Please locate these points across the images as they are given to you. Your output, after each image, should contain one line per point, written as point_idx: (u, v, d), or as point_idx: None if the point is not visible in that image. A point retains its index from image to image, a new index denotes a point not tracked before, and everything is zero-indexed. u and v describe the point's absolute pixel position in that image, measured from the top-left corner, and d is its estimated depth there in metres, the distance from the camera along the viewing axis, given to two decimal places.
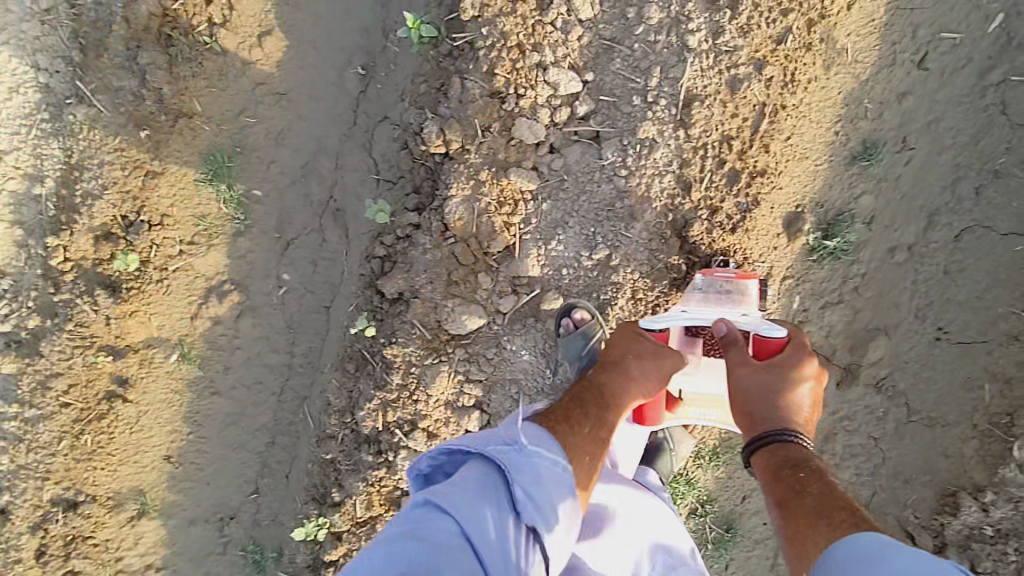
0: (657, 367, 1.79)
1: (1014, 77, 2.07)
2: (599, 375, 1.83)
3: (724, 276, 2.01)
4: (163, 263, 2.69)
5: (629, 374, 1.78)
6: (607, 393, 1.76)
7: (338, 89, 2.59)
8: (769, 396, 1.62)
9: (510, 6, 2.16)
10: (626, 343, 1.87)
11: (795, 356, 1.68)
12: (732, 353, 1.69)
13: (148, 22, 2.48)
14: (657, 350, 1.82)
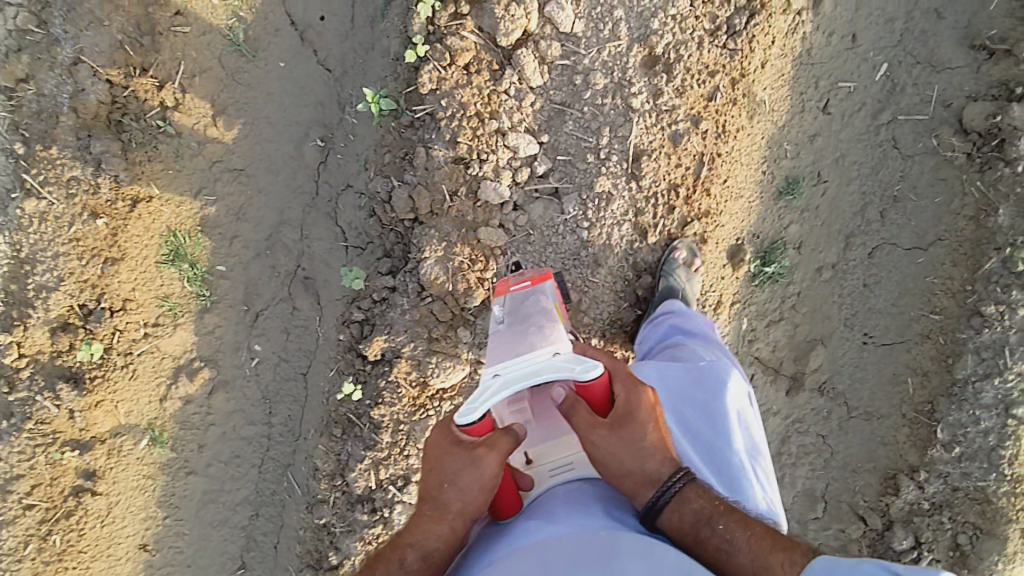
0: (474, 486, 1.44)
1: (901, 116, 2.41)
2: (409, 527, 1.53)
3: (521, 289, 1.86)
4: (128, 347, 2.62)
5: (440, 513, 1.48)
6: (411, 553, 1.49)
7: (298, 162, 2.69)
8: (635, 451, 1.50)
9: (466, 79, 2.35)
10: (435, 459, 1.49)
11: (629, 395, 1.56)
12: (578, 418, 1.49)
13: (98, 109, 2.52)
14: (470, 458, 1.44)
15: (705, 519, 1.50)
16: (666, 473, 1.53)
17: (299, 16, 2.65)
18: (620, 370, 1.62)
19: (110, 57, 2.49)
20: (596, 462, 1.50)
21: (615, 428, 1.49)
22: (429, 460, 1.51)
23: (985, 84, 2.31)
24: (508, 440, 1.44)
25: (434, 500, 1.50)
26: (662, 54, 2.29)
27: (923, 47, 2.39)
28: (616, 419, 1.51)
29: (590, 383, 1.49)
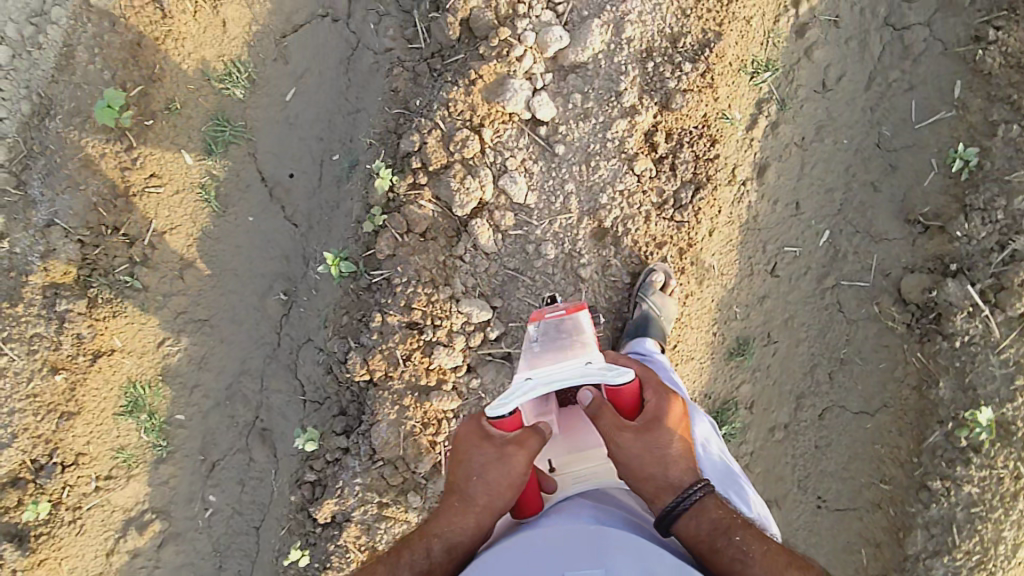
0: (503, 480, 1.58)
1: (845, 281, 2.48)
2: (435, 518, 1.66)
3: (553, 317, 1.75)
4: (78, 501, 2.59)
5: (469, 504, 1.62)
6: (439, 544, 1.62)
7: (261, 312, 2.74)
8: (658, 454, 1.61)
9: (422, 244, 2.46)
10: (466, 451, 1.64)
11: (659, 405, 1.68)
12: (605, 420, 1.63)
13: (67, 267, 2.60)
14: (500, 454, 1.59)
15: (722, 527, 1.58)
16: (685, 486, 1.62)
17: (271, 172, 2.77)
18: (653, 381, 1.75)
19: (83, 218, 2.61)
20: (621, 464, 1.61)
21: (641, 432, 1.61)
22: (458, 452, 1.66)
23: (921, 256, 2.39)
24: (538, 439, 1.60)
25: (465, 491, 1.64)
26: (610, 227, 2.40)
27: (862, 216, 2.49)
28: (642, 423, 1.64)
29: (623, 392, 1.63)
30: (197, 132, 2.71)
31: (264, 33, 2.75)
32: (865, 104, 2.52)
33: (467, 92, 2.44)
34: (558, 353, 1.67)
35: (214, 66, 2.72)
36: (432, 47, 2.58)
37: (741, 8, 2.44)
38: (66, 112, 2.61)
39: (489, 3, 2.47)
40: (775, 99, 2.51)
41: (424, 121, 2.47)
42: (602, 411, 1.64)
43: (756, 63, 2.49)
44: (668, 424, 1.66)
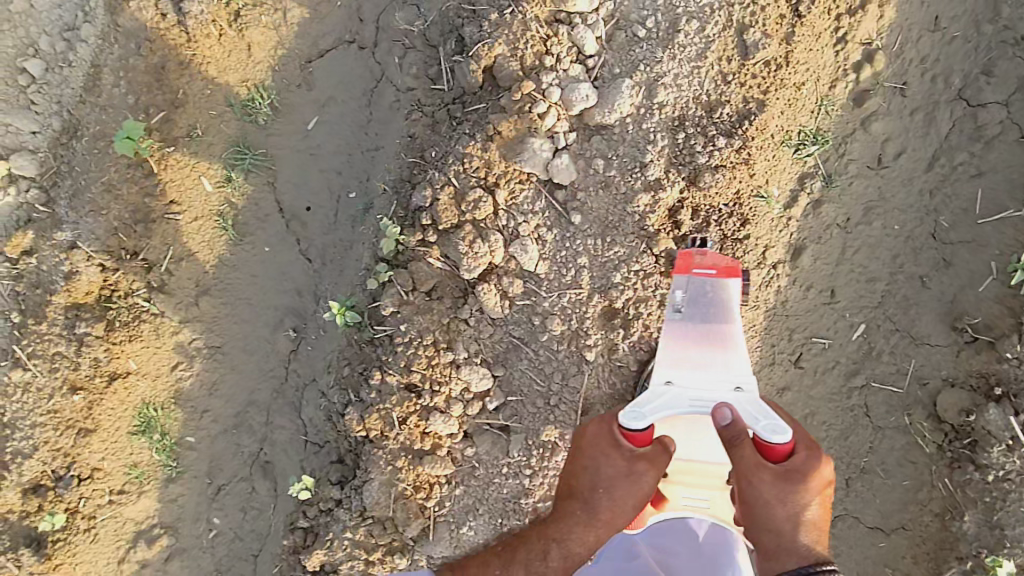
0: (626, 495, 2.02)
1: (875, 382, 2.29)
2: (562, 518, 2.14)
3: (701, 277, 2.11)
4: (92, 511, 2.73)
5: (594, 516, 2.07)
6: (557, 549, 2.15)
7: (270, 346, 2.75)
8: (785, 503, 1.85)
9: (428, 304, 2.40)
10: (596, 461, 2.04)
11: (808, 459, 1.87)
12: (741, 452, 1.85)
13: (88, 289, 2.66)
14: (632, 471, 1.99)
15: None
16: (803, 545, 1.87)
17: (289, 204, 2.70)
18: (804, 437, 1.93)
19: (104, 242, 2.64)
20: (751, 499, 1.86)
21: (779, 479, 1.84)
22: (585, 458, 2.07)
23: (964, 371, 2.18)
24: (665, 456, 2.00)
25: (590, 499, 2.07)
26: (621, 307, 2.28)
27: (905, 315, 2.26)
28: (783, 472, 1.85)
29: (773, 443, 1.86)
30: (219, 159, 2.65)
31: (290, 57, 2.62)
32: (923, 185, 2.24)
33: (484, 149, 2.31)
34: (703, 340, 2.06)
35: (238, 91, 2.62)
36: (455, 92, 2.41)
37: (793, 73, 2.18)
38: (92, 134, 2.61)
39: (515, 52, 2.27)
40: (821, 173, 2.26)
41: (437, 176, 2.36)
42: (742, 446, 1.86)
43: (803, 134, 2.24)
44: (809, 484, 1.86)
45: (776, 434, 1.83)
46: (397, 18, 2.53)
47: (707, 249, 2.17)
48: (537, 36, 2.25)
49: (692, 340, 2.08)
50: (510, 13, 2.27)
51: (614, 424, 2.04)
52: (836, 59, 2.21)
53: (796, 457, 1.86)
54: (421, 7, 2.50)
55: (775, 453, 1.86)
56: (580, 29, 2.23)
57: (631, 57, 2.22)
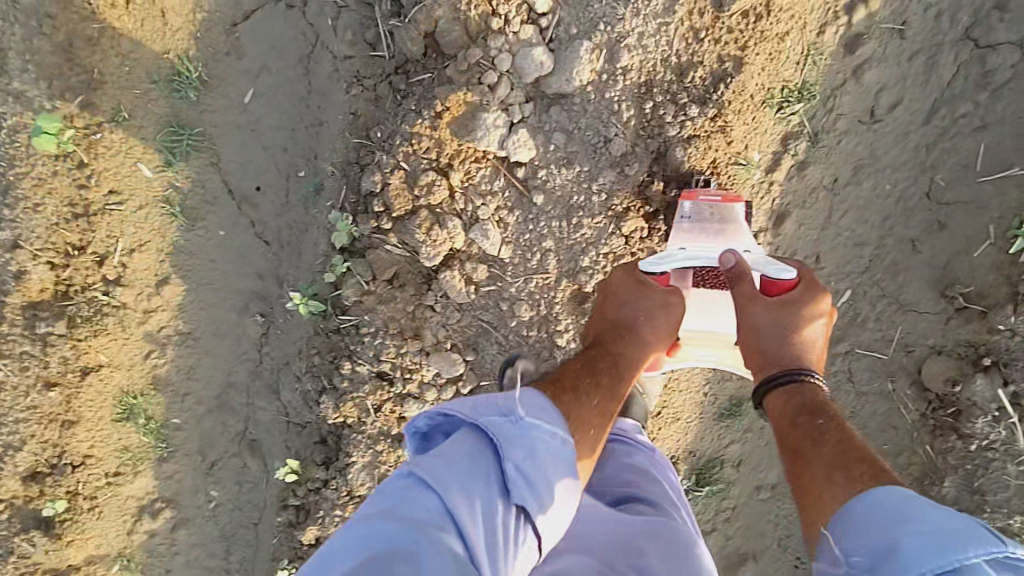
0: (666, 325, 1.75)
1: (860, 348, 2.20)
2: (607, 344, 1.75)
3: (708, 200, 1.94)
4: (92, 492, 2.75)
5: (642, 335, 1.75)
6: (623, 362, 1.71)
7: (240, 330, 2.67)
8: (783, 334, 1.65)
9: (390, 293, 2.28)
10: (624, 298, 1.80)
11: (810, 295, 1.69)
12: (742, 288, 1.69)
13: (43, 285, 2.54)
14: (666, 300, 1.76)
15: (812, 406, 1.55)
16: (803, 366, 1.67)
17: (236, 185, 2.53)
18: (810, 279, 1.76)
19: (47, 240, 2.48)
20: (746, 328, 1.68)
21: (776, 304, 1.66)
22: (614, 301, 1.83)
23: (953, 338, 2.09)
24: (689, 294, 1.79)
25: (633, 331, 1.76)
26: (592, 292, 2.17)
27: (893, 280, 2.14)
28: (781, 299, 1.68)
29: (777, 280, 1.71)
30: (153, 143, 2.44)
31: (213, 22, 2.37)
32: (920, 140, 2.06)
33: (433, 126, 2.09)
34: (712, 232, 1.89)
35: (160, 66, 2.38)
36: (397, 59, 2.18)
37: (775, 22, 1.93)
38: (9, 125, 2.36)
39: (457, 15, 2.02)
40: (807, 132, 2.05)
41: (385, 157, 2.17)
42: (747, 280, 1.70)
43: (787, 89, 2.00)
44: (810, 312, 1.67)
45: (783, 273, 1.70)
46: None
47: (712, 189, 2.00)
48: None
49: (700, 232, 1.90)
50: None
51: (636, 270, 1.85)
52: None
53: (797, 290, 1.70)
54: None
55: (777, 287, 1.70)
56: None
57: (590, 14, 1.96)
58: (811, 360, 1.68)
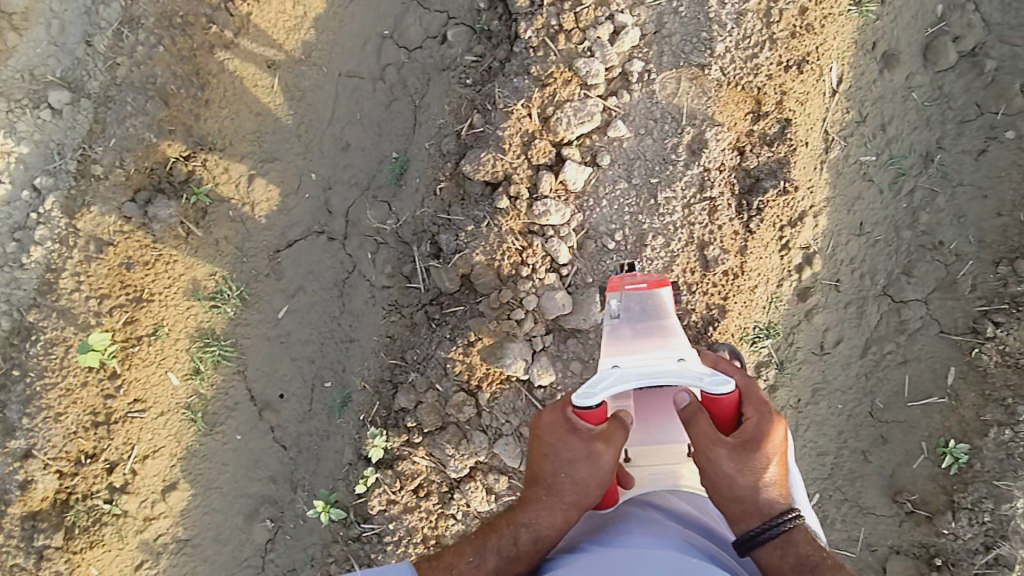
0: (590, 475, 1.76)
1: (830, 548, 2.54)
2: (527, 505, 1.84)
3: (635, 290, 1.89)
4: None
5: (558, 499, 1.80)
6: (527, 532, 1.80)
7: (245, 535, 2.65)
8: (746, 477, 1.74)
9: (415, 501, 2.44)
10: (552, 453, 1.80)
11: (761, 425, 1.78)
12: (699, 432, 1.73)
13: (44, 496, 2.50)
14: (589, 453, 1.74)
15: (804, 559, 1.70)
16: (771, 505, 1.76)
17: (259, 392, 2.68)
18: (755, 397, 1.84)
19: (62, 448, 2.49)
20: (716, 478, 1.75)
21: (736, 450, 1.73)
22: (543, 458, 1.82)
23: (907, 540, 2.48)
24: (621, 431, 1.74)
25: (551, 486, 1.81)
26: None
27: (851, 486, 2.55)
28: (738, 441, 1.75)
29: (722, 401, 1.74)
30: (185, 352, 2.60)
31: (259, 249, 2.68)
32: (861, 368, 2.57)
33: (465, 352, 2.40)
34: (642, 334, 1.83)
35: (204, 283, 2.61)
36: (431, 292, 2.52)
37: (747, 279, 2.45)
38: (47, 338, 2.49)
39: (492, 262, 2.40)
40: (774, 360, 2.52)
41: (422, 378, 2.44)
42: (695, 418, 1.74)
43: (758, 328, 2.49)
44: (765, 449, 1.76)
45: (721, 387, 1.69)
46: (368, 216, 2.64)
47: (635, 272, 1.97)
48: (513, 248, 2.39)
49: (626, 337, 1.82)
50: (486, 225, 2.41)
51: (567, 409, 1.78)
52: (780, 263, 2.52)
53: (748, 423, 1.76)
54: (391, 206, 2.63)
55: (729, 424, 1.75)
56: (554, 241, 2.39)
57: (602, 267, 2.41)
58: (778, 496, 1.78)
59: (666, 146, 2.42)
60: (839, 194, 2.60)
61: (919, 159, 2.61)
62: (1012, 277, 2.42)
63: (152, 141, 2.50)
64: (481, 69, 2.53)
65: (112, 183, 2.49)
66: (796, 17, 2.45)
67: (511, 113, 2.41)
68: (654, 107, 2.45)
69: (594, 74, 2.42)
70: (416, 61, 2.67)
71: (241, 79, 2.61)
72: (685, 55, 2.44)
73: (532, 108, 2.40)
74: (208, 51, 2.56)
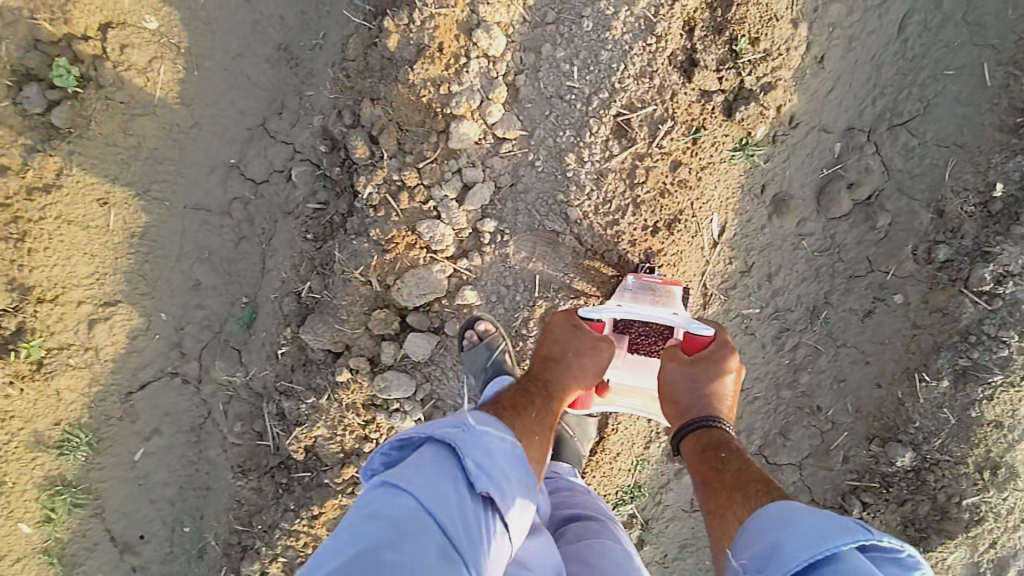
0: (595, 365, 1.93)
1: None
2: (538, 372, 1.94)
3: (650, 281, 2.09)
4: None
5: (570, 372, 1.92)
6: (551, 390, 1.89)
7: None
8: (695, 386, 1.84)
9: None
10: (561, 338, 1.97)
11: (720, 350, 1.90)
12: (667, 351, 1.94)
13: None
14: (596, 345, 1.94)
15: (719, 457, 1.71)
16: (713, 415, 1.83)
17: (119, 533, 2.62)
18: (723, 336, 1.95)
19: None
20: (665, 385, 1.89)
21: (689, 364, 1.87)
22: (550, 339, 1.98)
23: None
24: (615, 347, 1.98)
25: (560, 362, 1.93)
26: None
27: None
28: (695, 358, 1.89)
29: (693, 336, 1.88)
30: (36, 501, 2.53)
31: (108, 393, 2.53)
32: None
33: (310, 525, 2.39)
34: (646, 298, 2.01)
35: (48, 434, 2.50)
36: (280, 454, 2.47)
37: (614, 442, 2.43)
38: None
39: (334, 436, 2.34)
40: (639, 520, 2.53)
41: (265, 548, 2.46)
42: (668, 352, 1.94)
43: (621, 492, 2.49)
44: (718, 367, 1.86)
45: (703, 329, 1.88)
46: (218, 366, 2.50)
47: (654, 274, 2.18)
48: (355, 423, 2.31)
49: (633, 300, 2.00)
50: (326, 398, 2.31)
51: (574, 315, 2.01)
52: (647, 426, 2.43)
53: (709, 348, 1.90)
54: (241, 356, 2.49)
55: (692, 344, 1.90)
56: (397, 417, 2.29)
57: None
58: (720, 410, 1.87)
59: (517, 318, 2.27)
60: None
61: (805, 313, 2.40)
62: (883, 457, 2.36)
63: None
64: (323, 221, 2.34)
65: None
66: (666, 173, 2.19)
67: (349, 281, 2.24)
68: (507, 271, 2.24)
69: (440, 239, 2.19)
70: (263, 197, 2.45)
71: (68, 223, 2.37)
72: (541, 218, 2.22)
73: (371, 276, 2.22)
74: (25, 197, 2.32)
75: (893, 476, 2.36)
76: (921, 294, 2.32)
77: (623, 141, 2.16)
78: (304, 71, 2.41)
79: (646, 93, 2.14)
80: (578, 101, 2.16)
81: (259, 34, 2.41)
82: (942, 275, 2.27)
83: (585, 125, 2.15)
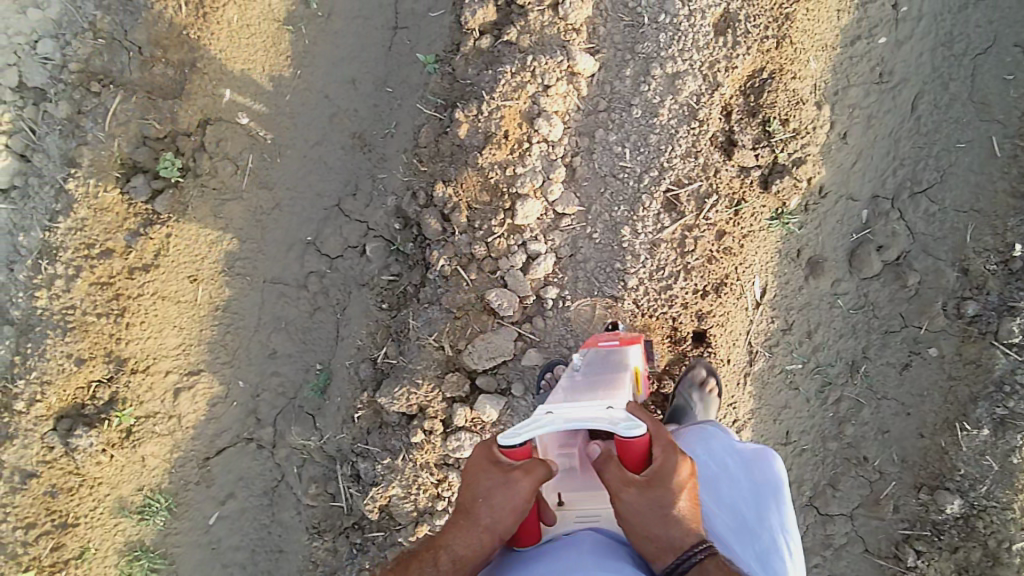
0: (506, 512, 1.47)
1: None
2: (444, 529, 1.56)
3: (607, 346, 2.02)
4: None
5: (473, 525, 1.50)
6: (444, 555, 1.51)
7: None
8: (660, 513, 1.47)
9: None
10: (473, 479, 1.52)
11: (669, 458, 1.53)
12: (612, 469, 1.50)
13: None
14: (504, 480, 1.47)
15: None
16: (690, 538, 1.49)
17: None
18: (662, 435, 1.57)
19: None
20: (624, 520, 1.48)
21: (647, 487, 1.48)
22: (468, 491, 1.52)
23: None
24: (544, 469, 1.47)
25: (465, 514, 1.51)
26: None
27: None
28: (648, 476, 1.49)
29: (631, 441, 1.47)
30: (115, 566, 2.60)
31: (186, 458, 2.66)
32: None
33: None
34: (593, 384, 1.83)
35: (131, 499, 2.61)
36: (354, 514, 2.61)
37: None
38: None
39: (408, 494, 2.47)
40: None
41: None
42: (614, 465, 1.51)
43: None
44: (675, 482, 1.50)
45: (634, 430, 1.46)
46: (293, 431, 2.65)
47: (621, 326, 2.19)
48: (428, 482, 2.45)
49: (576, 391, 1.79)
50: (401, 459, 2.46)
51: (492, 445, 1.52)
52: None
53: (656, 459, 1.51)
54: (315, 421, 2.64)
55: (637, 457, 1.50)
56: None
57: None
58: (690, 525, 1.51)
59: None
60: (763, 405, 2.55)
61: (845, 367, 2.56)
62: (932, 505, 2.47)
63: (73, 369, 2.50)
64: (396, 291, 2.57)
65: (33, 417, 2.50)
66: (712, 242, 2.40)
67: (423, 347, 2.44)
68: (569, 334, 2.42)
69: (508, 306, 2.40)
70: (337, 271, 2.66)
71: (162, 298, 2.58)
72: (599, 284, 2.41)
73: (443, 341, 2.43)
74: (127, 276, 2.54)
75: (944, 524, 2.46)
76: (954, 347, 2.49)
77: (673, 214, 2.39)
78: (376, 157, 2.66)
79: (691, 171, 2.38)
80: (630, 179, 2.39)
81: (336, 125, 2.67)
82: (973, 329, 2.45)
83: (638, 200, 2.38)
